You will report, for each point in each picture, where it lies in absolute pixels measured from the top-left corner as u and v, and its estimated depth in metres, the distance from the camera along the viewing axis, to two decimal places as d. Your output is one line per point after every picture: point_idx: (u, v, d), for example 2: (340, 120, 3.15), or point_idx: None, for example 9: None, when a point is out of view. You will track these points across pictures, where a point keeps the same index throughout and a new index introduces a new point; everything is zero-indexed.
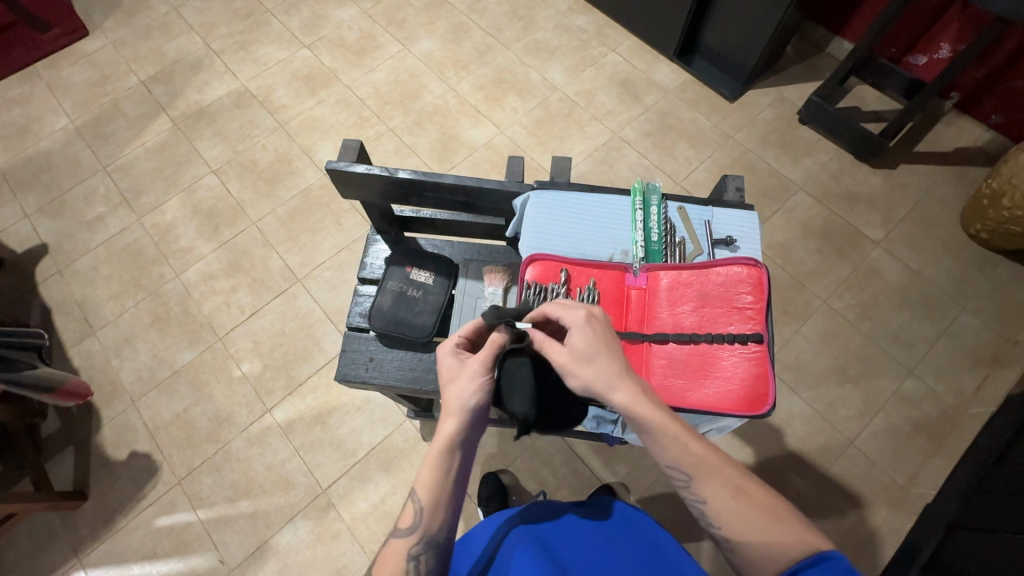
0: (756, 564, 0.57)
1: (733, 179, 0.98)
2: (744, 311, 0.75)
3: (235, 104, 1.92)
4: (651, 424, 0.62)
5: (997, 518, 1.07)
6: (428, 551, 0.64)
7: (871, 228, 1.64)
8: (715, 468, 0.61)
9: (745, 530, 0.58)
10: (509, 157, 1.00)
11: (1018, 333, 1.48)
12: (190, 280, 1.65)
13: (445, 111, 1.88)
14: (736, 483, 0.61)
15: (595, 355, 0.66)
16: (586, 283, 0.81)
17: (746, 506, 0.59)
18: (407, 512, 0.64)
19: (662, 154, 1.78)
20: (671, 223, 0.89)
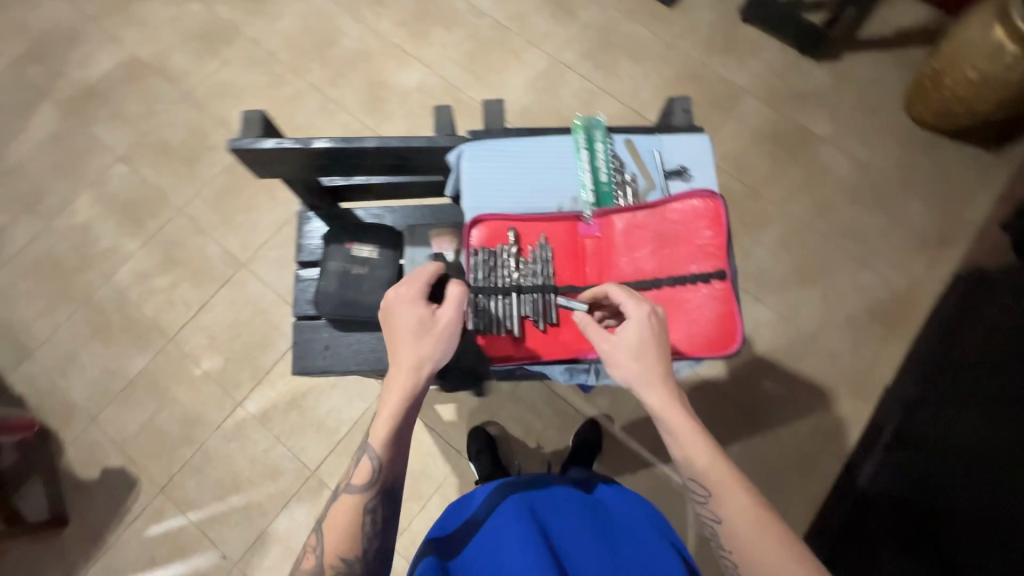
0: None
1: (679, 101, 0.93)
2: (704, 249, 0.74)
3: (128, 77, 1.69)
4: (681, 430, 0.64)
5: (964, 398, 1.19)
6: (381, 502, 0.68)
7: (820, 126, 1.62)
8: (737, 490, 0.61)
9: (755, 555, 0.58)
10: (436, 107, 0.92)
11: (962, 211, 1.53)
12: (123, 282, 1.52)
13: (367, 56, 1.71)
14: (757, 513, 0.60)
15: (642, 354, 0.66)
16: (538, 239, 0.78)
17: (761, 531, 0.59)
18: (363, 468, 0.67)
19: (606, 75, 1.69)
20: (619, 160, 0.85)
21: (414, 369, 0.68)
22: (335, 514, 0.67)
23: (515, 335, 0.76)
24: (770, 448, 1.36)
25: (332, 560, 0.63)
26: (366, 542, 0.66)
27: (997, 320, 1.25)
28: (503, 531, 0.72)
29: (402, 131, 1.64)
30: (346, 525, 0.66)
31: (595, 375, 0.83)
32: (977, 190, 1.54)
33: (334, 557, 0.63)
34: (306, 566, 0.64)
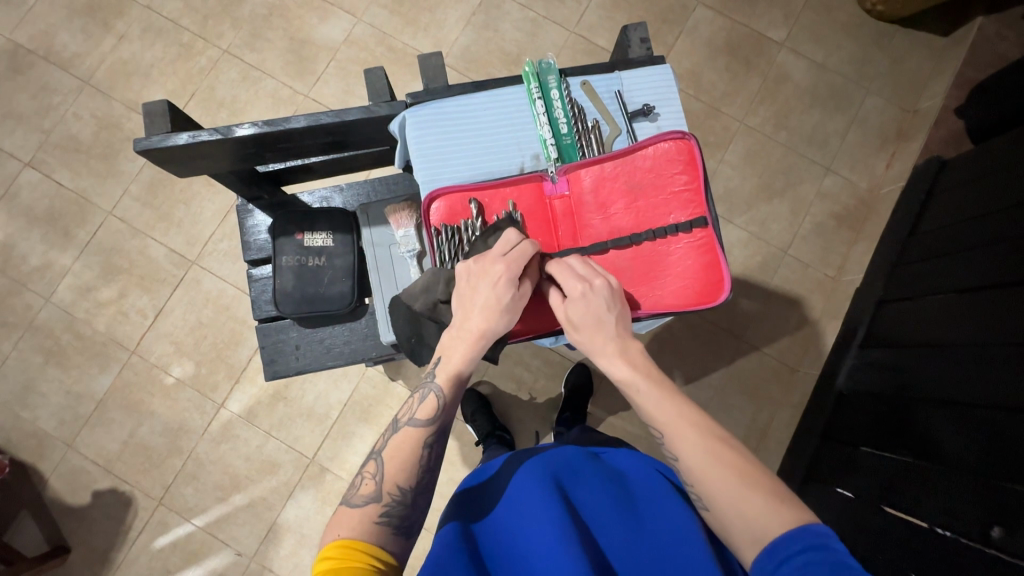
0: (730, 529, 0.53)
1: (635, 30, 0.88)
2: (681, 197, 0.72)
3: (12, 69, 1.49)
4: (628, 382, 0.63)
5: (924, 284, 1.19)
6: (440, 441, 0.64)
7: (773, 29, 1.56)
8: (687, 430, 0.59)
9: (716, 492, 0.55)
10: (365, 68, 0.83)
11: (917, 102, 1.52)
12: (66, 299, 1.41)
13: (283, 10, 1.53)
14: (711, 447, 0.57)
15: (585, 322, 0.65)
16: (504, 208, 0.73)
17: (715, 464, 0.56)
18: (429, 403, 0.64)
19: (548, 1, 1.56)
20: (578, 106, 0.79)
21: (488, 315, 0.64)
22: (396, 445, 0.62)
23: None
24: (752, 363, 1.41)
25: (391, 488, 0.59)
26: (421, 476, 0.62)
27: (954, 202, 1.23)
28: (519, 497, 0.64)
29: (338, 93, 1.51)
30: (407, 456, 0.61)
31: None
32: (932, 78, 1.52)
33: (393, 484, 0.59)
34: (360, 492, 0.59)
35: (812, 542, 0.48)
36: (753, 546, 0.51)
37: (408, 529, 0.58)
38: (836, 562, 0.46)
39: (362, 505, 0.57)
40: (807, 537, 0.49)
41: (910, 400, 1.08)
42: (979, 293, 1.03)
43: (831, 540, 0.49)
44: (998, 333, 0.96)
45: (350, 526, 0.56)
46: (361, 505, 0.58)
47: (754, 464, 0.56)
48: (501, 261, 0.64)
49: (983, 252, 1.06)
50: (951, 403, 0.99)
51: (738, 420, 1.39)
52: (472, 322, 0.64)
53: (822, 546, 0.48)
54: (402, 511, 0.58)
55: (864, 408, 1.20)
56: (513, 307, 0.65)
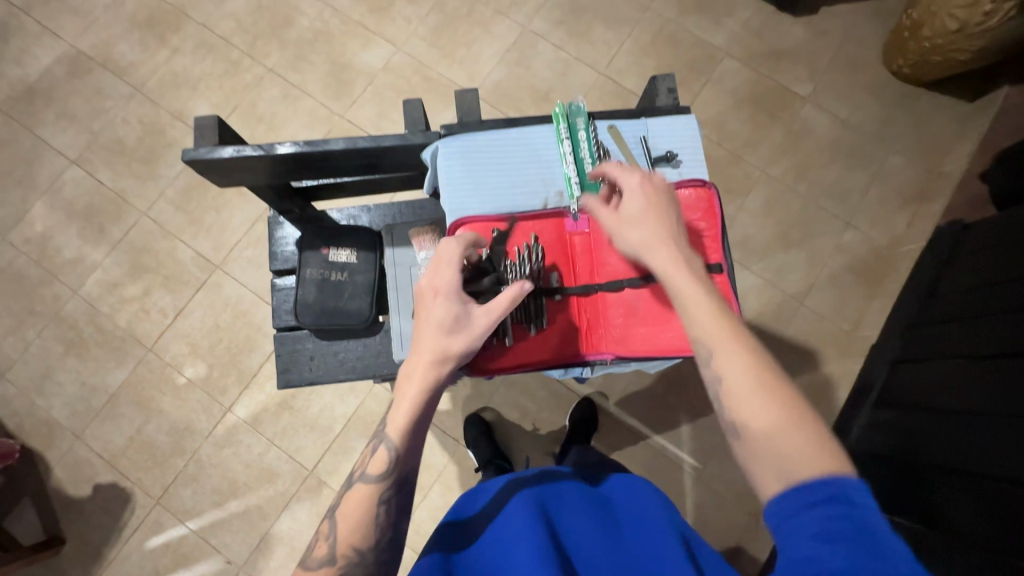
0: (755, 454, 0.52)
1: (663, 80, 0.91)
2: (700, 241, 0.74)
3: (71, 73, 1.58)
4: (680, 290, 0.62)
5: (939, 347, 1.18)
6: (396, 494, 0.62)
7: (799, 84, 1.59)
8: (739, 351, 0.57)
9: (757, 418, 0.53)
10: (403, 100, 0.87)
11: (941, 164, 1.53)
12: (93, 293, 1.46)
13: (327, 35, 1.62)
14: (758, 376, 0.55)
15: (642, 219, 0.67)
16: (526, 239, 0.76)
17: (760, 388, 0.55)
18: (378, 457, 0.61)
19: (580, 43, 1.62)
20: (604, 147, 0.82)
21: (430, 346, 0.62)
22: (346, 505, 0.61)
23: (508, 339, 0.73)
24: None
25: (344, 549, 0.57)
26: (378, 534, 0.60)
27: (973, 267, 1.22)
28: (511, 524, 0.65)
29: (372, 115, 1.57)
30: (360, 515, 0.60)
31: (591, 371, 0.84)
32: (956, 141, 1.53)
33: (346, 546, 0.57)
34: (314, 556, 0.58)
35: (838, 496, 0.46)
36: (780, 480, 0.50)
37: None
38: (861, 519, 0.45)
39: (315, 569, 0.56)
40: (835, 489, 0.47)
41: (923, 466, 1.05)
42: (991, 359, 1.02)
43: (858, 491, 0.47)
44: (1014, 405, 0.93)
45: None
46: (315, 568, 0.57)
47: (796, 396, 0.54)
48: (431, 294, 0.65)
49: (997, 319, 1.06)
50: (963, 472, 0.96)
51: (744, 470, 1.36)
52: (421, 367, 0.62)
53: (848, 499, 0.46)
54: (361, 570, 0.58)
55: (875, 474, 1.18)
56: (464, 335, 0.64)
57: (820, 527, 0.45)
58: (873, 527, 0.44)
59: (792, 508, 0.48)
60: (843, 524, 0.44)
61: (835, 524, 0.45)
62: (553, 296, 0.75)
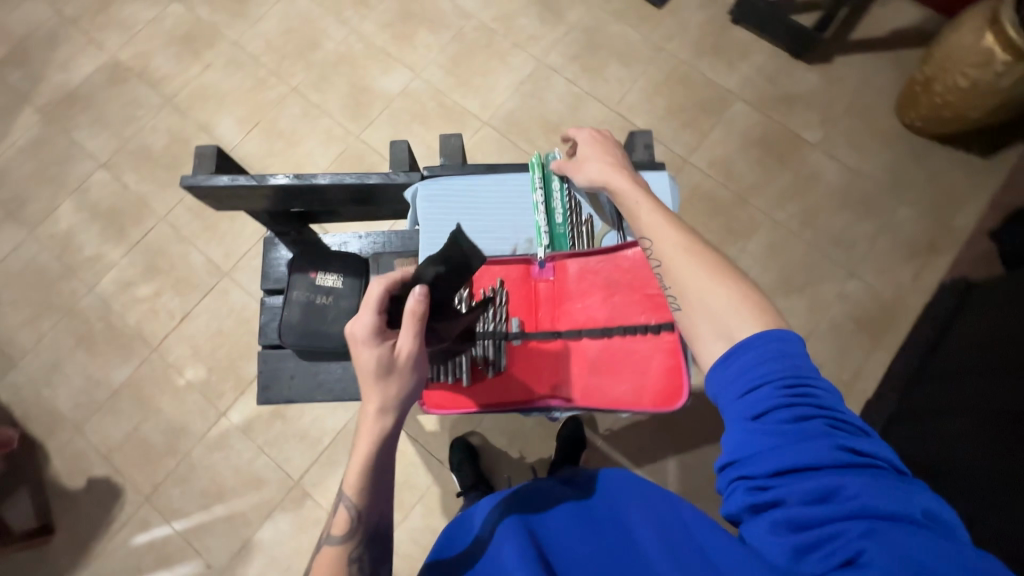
0: (694, 317, 0.61)
1: (640, 136, 0.97)
2: (654, 299, 0.76)
3: (109, 82, 1.68)
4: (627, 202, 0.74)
5: (935, 404, 1.16)
6: (368, 549, 0.58)
7: (810, 130, 1.60)
8: (675, 239, 0.67)
9: (691, 292, 0.63)
10: (391, 140, 0.90)
11: (952, 218, 1.50)
12: (107, 291, 1.52)
13: (351, 58, 1.69)
14: (687, 251, 0.66)
15: (591, 153, 0.81)
16: (492, 283, 0.81)
17: (690, 260, 0.65)
18: (340, 519, 0.57)
19: (593, 79, 1.66)
20: (576, 199, 0.85)
21: (372, 393, 0.59)
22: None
23: (464, 382, 0.78)
24: None
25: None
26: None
27: (970, 327, 1.22)
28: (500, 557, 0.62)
29: (386, 137, 1.62)
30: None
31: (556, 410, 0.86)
32: (969, 196, 1.52)
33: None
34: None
35: (767, 365, 0.53)
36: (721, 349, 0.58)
37: None
38: (803, 384, 0.52)
39: None
40: (761, 337, 0.55)
41: None
42: (983, 418, 1.01)
43: (782, 354, 0.54)
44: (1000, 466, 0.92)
45: None
46: None
47: (723, 268, 0.63)
48: (363, 337, 0.60)
49: (991, 377, 1.05)
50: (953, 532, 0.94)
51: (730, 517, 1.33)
52: (367, 424, 0.58)
53: (776, 366, 0.53)
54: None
55: None
56: (407, 380, 0.60)
57: (752, 409, 0.52)
58: (795, 386, 0.52)
59: (724, 377, 0.56)
60: (774, 396, 0.52)
61: (767, 399, 0.52)
62: (513, 341, 0.79)
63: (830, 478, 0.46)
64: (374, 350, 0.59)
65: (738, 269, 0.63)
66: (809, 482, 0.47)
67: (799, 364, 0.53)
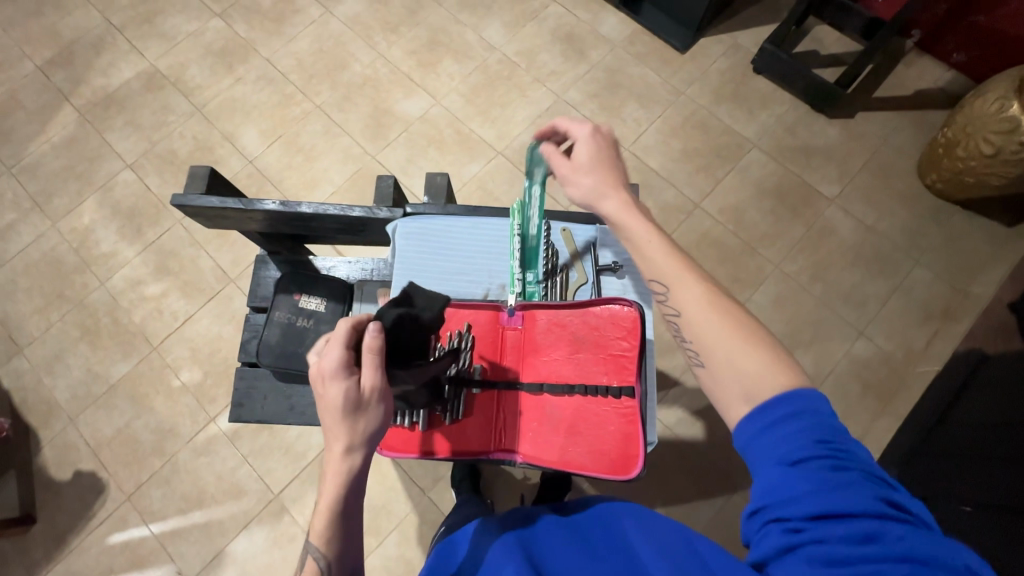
0: (720, 380, 0.55)
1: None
2: (617, 360, 0.75)
3: (146, 88, 1.75)
4: (637, 234, 0.65)
5: (936, 486, 1.09)
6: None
7: (825, 184, 1.57)
8: (693, 282, 0.60)
9: (714, 342, 0.57)
10: (379, 175, 0.92)
11: (969, 285, 1.46)
12: (118, 287, 1.56)
13: (375, 81, 1.74)
14: (714, 300, 0.59)
15: (595, 164, 0.70)
16: (459, 326, 0.80)
17: (714, 313, 0.57)
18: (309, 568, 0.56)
19: (610, 117, 1.67)
20: (554, 250, 0.88)
21: (337, 436, 0.57)
22: None
23: (418, 427, 0.76)
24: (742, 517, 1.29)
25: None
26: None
27: (981, 403, 1.15)
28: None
29: (401, 158, 1.66)
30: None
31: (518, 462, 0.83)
32: (988, 264, 1.47)
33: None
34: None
35: (805, 411, 0.50)
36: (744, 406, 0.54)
37: None
38: (836, 436, 0.48)
39: None
40: (793, 397, 0.51)
41: None
42: (985, 514, 0.94)
43: (820, 404, 0.51)
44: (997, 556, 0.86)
45: None
46: None
47: (750, 318, 0.58)
48: (328, 379, 0.58)
49: (998, 468, 0.98)
50: None
51: None
52: (334, 468, 0.57)
53: (814, 414, 0.50)
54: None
55: None
56: (374, 417, 0.59)
57: (788, 453, 0.48)
58: (834, 436, 0.49)
59: (754, 430, 0.52)
60: (813, 443, 0.48)
61: (806, 446, 0.48)
62: (472, 390, 0.78)
63: (871, 524, 0.44)
64: (339, 388, 0.57)
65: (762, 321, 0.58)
66: (847, 529, 0.44)
67: (832, 413, 0.50)
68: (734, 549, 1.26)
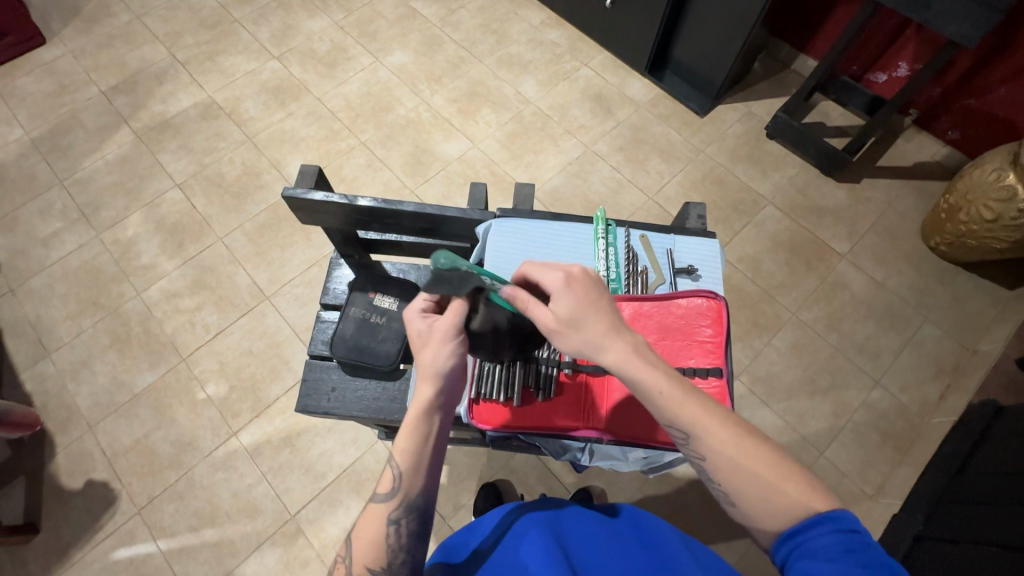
0: (756, 518, 0.55)
1: (694, 207, 1.03)
2: (702, 344, 0.80)
3: (202, 116, 1.87)
4: (648, 384, 0.60)
5: (966, 529, 1.09)
6: (409, 515, 0.63)
7: (837, 241, 1.68)
8: (711, 425, 0.58)
9: (749, 487, 0.55)
10: (471, 184, 1.04)
11: (977, 342, 1.52)
12: (152, 298, 1.59)
13: (418, 124, 1.87)
14: (737, 446, 0.56)
15: (584, 317, 0.62)
16: None
17: (742, 466, 0.55)
18: (388, 477, 0.63)
19: (635, 168, 1.80)
20: (633, 252, 0.93)
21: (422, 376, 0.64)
22: (362, 529, 0.62)
23: (513, 402, 0.82)
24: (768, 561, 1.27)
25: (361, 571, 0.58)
26: (394, 556, 0.61)
27: (1006, 450, 1.15)
28: (522, 547, 0.64)
29: (438, 194, 1.75)
30: (373, 538, 0.61)
31: (587, 457, 0.88)
32: (995, 323, 1.54)
33: (362, 566, 0.59)
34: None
35: (835, 522, 0.51)
36: (773, 535, 0.54)
37: None
38: (863, 551, 0.48)
39: None
40: (826, 523, 0.51)
41: None
42: (1009, 551, 0.95)
43: (854, 520, 0.51)
44: None
45: None
46: None
47: (770, 442, 0.57)
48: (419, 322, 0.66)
49: (1018, 507, 1.00)
50: None
51: None
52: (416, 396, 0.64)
53: (846, 526, 0.50)
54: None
55: None
56: (450, 354, 0.64)
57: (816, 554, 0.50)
58: (865, 550, 0.48)
59: (787, 548, 0.52)
60: (840, 549, 0.49)
61: (833, 549, 0.49)
62: (563, 370, 0.83)
63: None
64: (425, 327, 0.65)
65: (781, 448, 0.57)
66: None
67: (864, 533, 0.50)
68: None
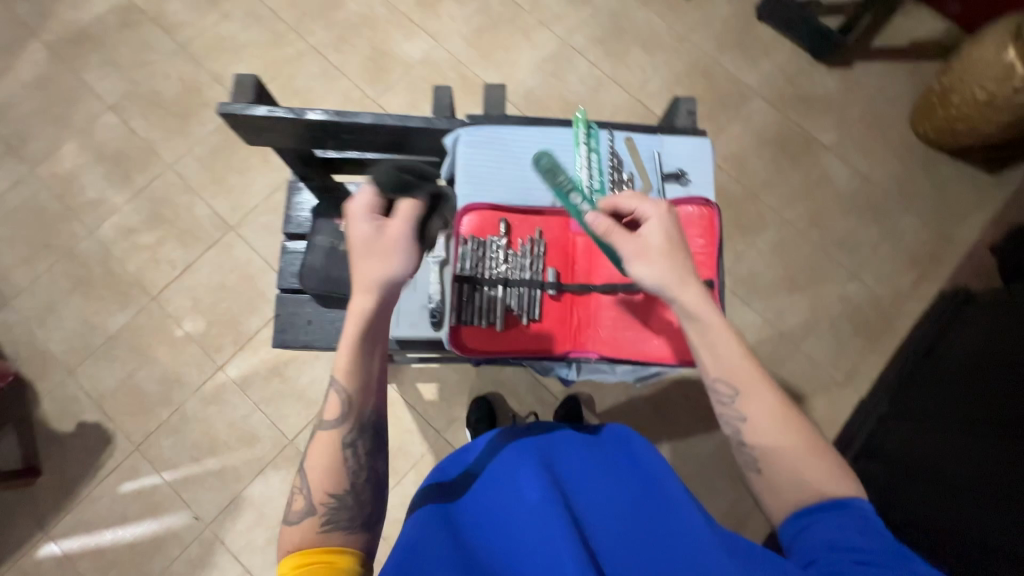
0: (779, 486, 0.60)
1: (684, 102, 0.95)
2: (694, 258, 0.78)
3: (122, 24, 1.63)
4: (714, 327, 0.66)
5: (928, 408, 1.18)
6: (362, 436, 0.64)
7: (824, 134, 1.61)
8: (764, 390, 0.64)
9: (781, 460, 0.61)
10: (435, 86, 0.93)
11: (954, 231, 1.54)
12: (108, 236, 1.49)
13: (373, 21, 1.66)
14: (783, 410, 0.63)
15: (671, 250, 0.69)
16: (533, 232, 0.84)
17: (785, 436, 0.62)
18: (333, 402, 0.63)
19: (615, 63, 1.66)
20: (618, 157, 0.87)
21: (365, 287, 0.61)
22: (316, 456, 0.62)
23: (497, 327, 0.81)
24: None
25: (322, 498, 0.60)
26: (355, 476, 0.63)
27: (972, 334, 1.20)
28: (517, 479, 0.64)
29: (403, 103, 1.61)
30: (328, 464, 0.62)
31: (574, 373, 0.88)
32: (973, 211, 1.54)
33: (322, 494, 0.60)
34: (294, 510, 0.60)
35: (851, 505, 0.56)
36: (791, 509, 0.59)
37: (356, 528, 0.60)
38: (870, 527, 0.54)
39: (299, 521, 0.59)
40: (842, 508, 0.56)
41: (892, 523, 1.08)
42: (969, 428, 1.02)
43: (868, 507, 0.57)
44: (975, 466, 0.96)
45: (295, 540, 0.57)
46: (295, 522, 0.59)
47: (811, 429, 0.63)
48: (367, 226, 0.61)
49: (981, 388, 1.05)
50: (929, 530, 0.99)
51: (717, 504, 1.34)
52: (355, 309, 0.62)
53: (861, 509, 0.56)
54: (347, 514, 0.60)
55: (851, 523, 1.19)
56: (397, 263, 0.61)
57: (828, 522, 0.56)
58: (881, 529, 0.54)
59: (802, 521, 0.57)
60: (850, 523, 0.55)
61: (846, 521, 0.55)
62: (548, 291, 0.82)
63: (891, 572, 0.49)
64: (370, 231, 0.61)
65: (818, 431, 0.63)
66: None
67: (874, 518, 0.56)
68: (735, 477, 1.36)
